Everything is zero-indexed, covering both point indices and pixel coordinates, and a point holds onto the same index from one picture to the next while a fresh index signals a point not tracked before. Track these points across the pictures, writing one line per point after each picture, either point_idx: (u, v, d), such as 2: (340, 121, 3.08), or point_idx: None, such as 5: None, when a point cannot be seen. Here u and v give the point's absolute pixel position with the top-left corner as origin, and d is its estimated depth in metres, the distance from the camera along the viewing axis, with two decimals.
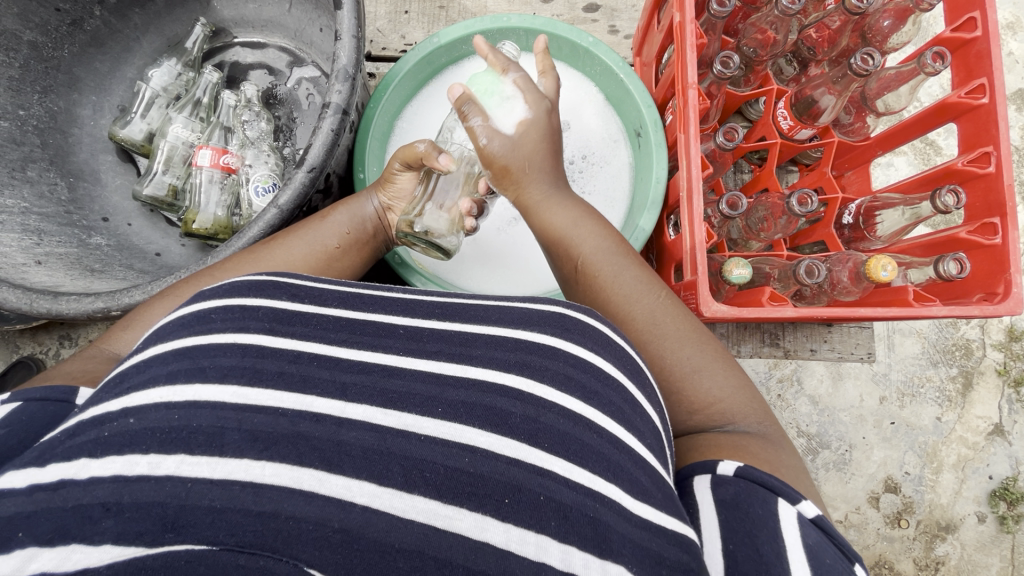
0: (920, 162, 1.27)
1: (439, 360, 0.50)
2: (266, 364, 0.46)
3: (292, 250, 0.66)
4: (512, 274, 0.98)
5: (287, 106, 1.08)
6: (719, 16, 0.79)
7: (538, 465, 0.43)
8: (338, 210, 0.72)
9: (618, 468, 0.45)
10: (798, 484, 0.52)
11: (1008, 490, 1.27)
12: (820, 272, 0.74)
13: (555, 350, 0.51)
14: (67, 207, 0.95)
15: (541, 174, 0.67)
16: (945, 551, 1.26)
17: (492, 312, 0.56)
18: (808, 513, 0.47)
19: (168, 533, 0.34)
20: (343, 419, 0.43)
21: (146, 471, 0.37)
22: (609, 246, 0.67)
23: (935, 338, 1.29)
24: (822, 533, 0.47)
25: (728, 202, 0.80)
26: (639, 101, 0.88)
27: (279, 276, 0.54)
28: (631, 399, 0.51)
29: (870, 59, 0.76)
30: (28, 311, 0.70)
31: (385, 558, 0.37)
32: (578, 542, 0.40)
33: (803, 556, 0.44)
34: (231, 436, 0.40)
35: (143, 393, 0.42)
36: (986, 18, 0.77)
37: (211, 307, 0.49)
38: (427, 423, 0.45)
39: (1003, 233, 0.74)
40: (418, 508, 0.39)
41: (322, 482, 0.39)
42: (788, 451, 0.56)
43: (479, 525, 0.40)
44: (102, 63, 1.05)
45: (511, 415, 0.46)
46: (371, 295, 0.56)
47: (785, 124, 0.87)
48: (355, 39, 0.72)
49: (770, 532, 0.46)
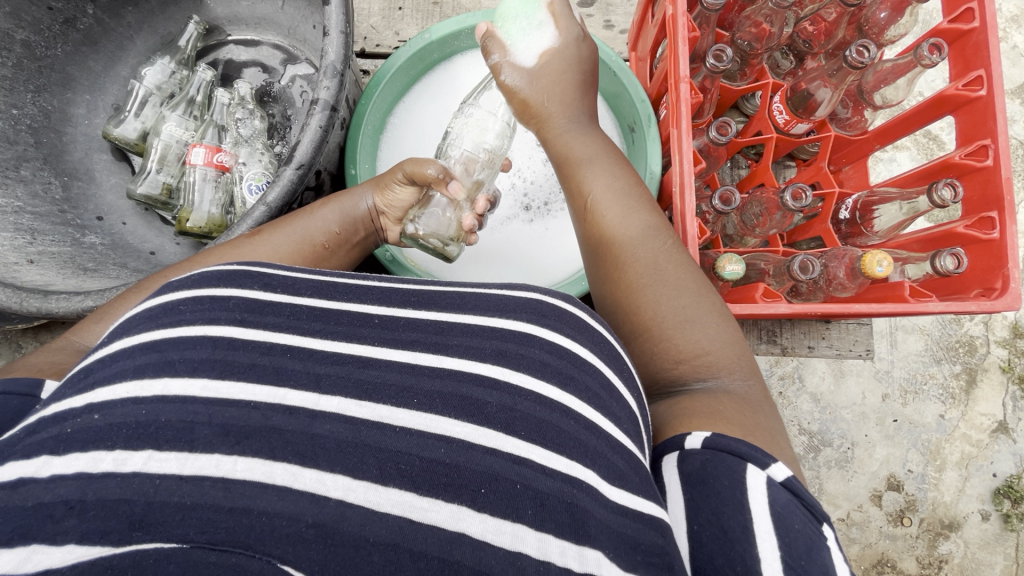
0: (922, 157, 1.26)
1: (413, 349, 0.50)
2: (238, 356, 0.45)
3: (278, 245, 0.65)
4: (505, 271, 0.98)
5: (281, 103, 1.08)
6: (711, 9, 0.78)
7: (513, 454, 0.43)
8: (327, 206, 0.70)
9: (595, 454, 0.45)
10: (774, 448, 0.49)
11: (1013, 488, 1.26)
12: (814, 268, 0.73)
13: (531, 337, 0.51)
14: (61, 206, 0.95)
15: (566, 110, 0.71)
16: (948, 549, 1.24)
17: (467, 301, 0.55)
18: (777, 477, 0.44)
19: (135, 531, 0.34)
20: (317, 412, 0.43)
21: (111, 469, 0.36)
22: (624, 186, 0.68)
23: (938, 334, 1.27)
24: (790, 498, 0.44)
25: (721, 197, 0.79)
26: (633, 96, 0.87)
27: (251, 266, 0.54)
28: (607, 384, 0.50)
29: (866, 51, 0.75)
30: (18, 310, 0.70)
31: (359, 552, 0.36)
32: (554, 530, 0.40)
33: (769, 525, 0.42)
34: (201, 430, 0.40)
35: (109, 388, 0.41)
36: (984, 9, 0.75)
37: (179, 299, 0.48)
38: (404, 416, 0.44)
39: (1001, 227, 0.73)
40: (392, 501, 0.39)
41: (296, 476, 0.38)
42: (764, 412, 0.53)
43: (455, 516, 0.39)
44: (96, 62, 1.05)
45: (487, 404, 0.46)
46: (347, 284, 0.56)
47: (781, 119, 0.85)
48: (343, 35, 0.71)
49: (735, 503, 0.44)
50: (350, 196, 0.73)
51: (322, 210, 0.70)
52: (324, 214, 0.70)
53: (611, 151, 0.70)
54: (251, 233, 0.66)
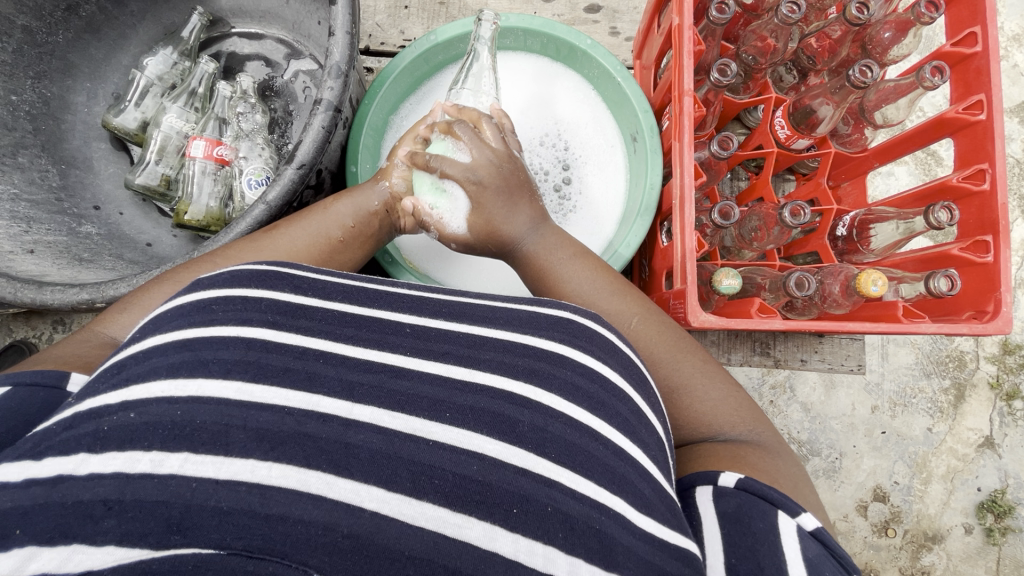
0: (920, 172, 1.27)
1: (447, 361, 0.51)
2: (271, 359, 0.46)
3: (295, 239, 0.66)
4: (500, 273, 0.97)
5: (283, 98, 1.08)
6: (717, 23, 0.78)
7: (546, 476, 0.44)
8: (341, 200, 0.71)
9: (623, 481, 0.46)
10: (798, 495, 0.53)
11: (996, 502, 1.28)
12: (810, 285, 0.74)
13: (563, 358, 0.52)
14: (58, 194, 0.95)
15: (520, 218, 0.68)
16: (931, 561, 1.26)
17: (499, 315, 0.56)
18: (807, 526, 0.48)
19: (173, 535, 0.34)
20: (351, 420, 0.44)
21: (148, 469, 0.37)
22: (592, 279, 0.68)
23: (929, 348, 1.29)
24: (820, 546, 0.48)
25: (720, 211, 0.79)
26: (636, 105, 0.87)
27: (281, 266, 0.54)
28: (636, 410, 0.52)
29: (869, 71, 0.76)
30: (12, 301, 0.69)
31: (395, 565, 0.37)
32: (585, 555, 0.41)
33: (803, 570, 0.45)
34: (236, 435, 0.40)
35: (144, 386, 0.42)
36: (987, 33, 0.76)
37: (211, 298, 0.49)
38: (435, 428, 0.45)
39: (995, 251, 0.74)
40: (427, 515, 0.40)
41: (330, 485, 0.39)
42: (781, 456, 0.58)
43: (488, 534, 0.40)
44: (97, 50, 1.04)
45: (518, 423, 0.47)
46: (375, 290, 0.56)
47: (782, 133, 0.86)
48: (348, 36, 0.71)
49: (769, 546, 0.47)
50: (364, 190, 0.72)
51: (336, 204, 0.70)
52: (338, 208, 0.70)
53: (571, 247, 0.70)
54: (269, 227, 0.67)
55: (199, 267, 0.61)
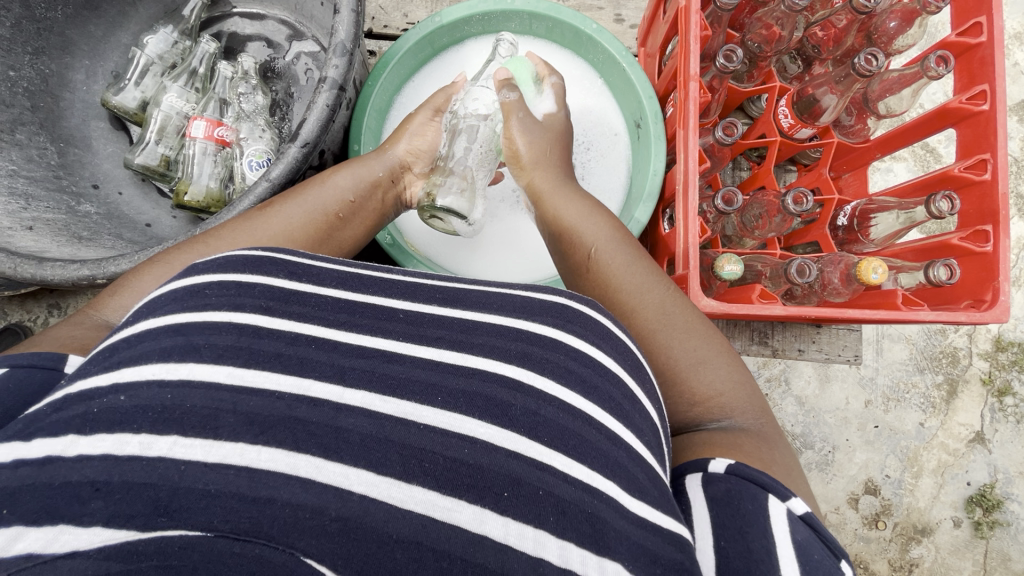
0: (918, 168, 1.27)
1: (439, 346, 0.51)
2: (264, 344, 0.47)
3: (291, 217, 0.65)
4: (504, 257, 0.98)
5: (284, 80, 1.07)
6: (724, 9, 0.78)
7: (537, 460, 0.44)
8: (341, 173, 0.71)
9: (616, 465, 0.46)
10: (790, 481, 0.53)
11: (985, 497, 1.30)
12: (811, 272, 0.74)
13: (556, 342, 0.52)
14: (57, 172, 0.94)
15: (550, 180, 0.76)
16: (919, 553, 1.27)
17: (492, 301, 0.56)
18: (796, 510, 0.48)
19: (160, 517, 0.34)
20: (342, 405, 0.44)
21: (137, 452, 0.37)
22: (618, 242, 0.70)
23: (923, 344, 1.30)
24: (809, 531, 0.47)
25: (724, 197, 0.79)
26: (641, 92, 0.87)
27: (277, 252, 0.54)
28: (630, 395, 0.52)
29: (874, 60, 0.76)
30: (12, 275, 0.69)
31: (383, 548, 0.37)
32: (575, 539, 0.41)
33: (792, 553, 0.45)
34: (225, 419, 0.41)
35: (135, 370, 0.42)
36: (992, 24, 0.76)
37: (204, 283, 0.49)
38: (426, 412, 0.46)
39: (994, 240, 0.75)
40: (416, 499, 0.40)
41: (320, 469, 0.40)
42: (780, 447, 0.57)
43: (478, 518, 0.40)
44: (97, 27, 1.03)
45: (510, 407, 0.47)
46: (370, 276, 0.56)
47: (786, 122, 0.87)
48: (354, 14, 0.71)
49: (760, 529, 0.46)
50: (371, 158, 0.74)
51: (336, 177, 0.70)
52: (336, 181, 0.70)
53: (612, 225, 0.71)
54: (264, 205, 0.66)
55: (190, 250, 0.61)
